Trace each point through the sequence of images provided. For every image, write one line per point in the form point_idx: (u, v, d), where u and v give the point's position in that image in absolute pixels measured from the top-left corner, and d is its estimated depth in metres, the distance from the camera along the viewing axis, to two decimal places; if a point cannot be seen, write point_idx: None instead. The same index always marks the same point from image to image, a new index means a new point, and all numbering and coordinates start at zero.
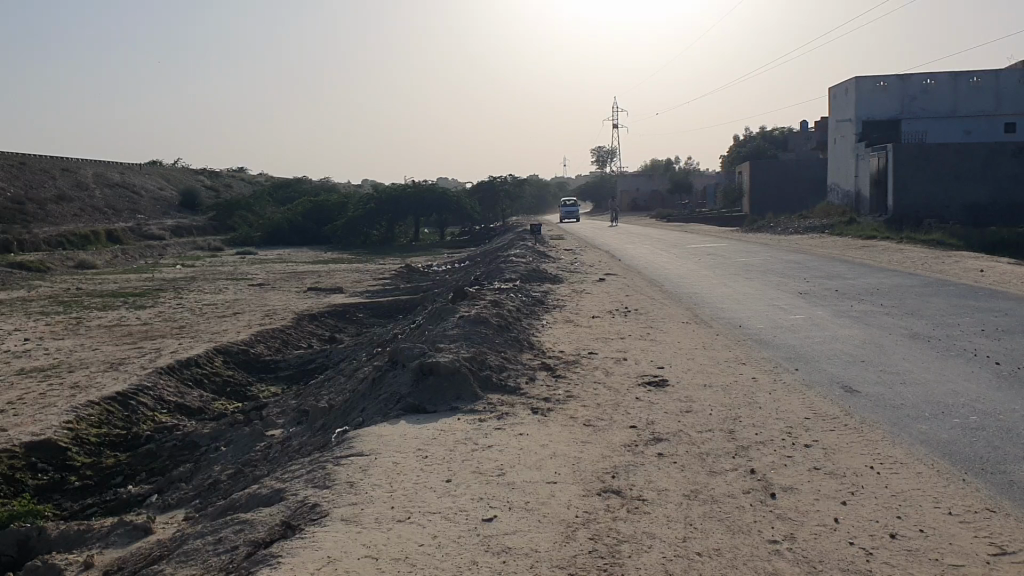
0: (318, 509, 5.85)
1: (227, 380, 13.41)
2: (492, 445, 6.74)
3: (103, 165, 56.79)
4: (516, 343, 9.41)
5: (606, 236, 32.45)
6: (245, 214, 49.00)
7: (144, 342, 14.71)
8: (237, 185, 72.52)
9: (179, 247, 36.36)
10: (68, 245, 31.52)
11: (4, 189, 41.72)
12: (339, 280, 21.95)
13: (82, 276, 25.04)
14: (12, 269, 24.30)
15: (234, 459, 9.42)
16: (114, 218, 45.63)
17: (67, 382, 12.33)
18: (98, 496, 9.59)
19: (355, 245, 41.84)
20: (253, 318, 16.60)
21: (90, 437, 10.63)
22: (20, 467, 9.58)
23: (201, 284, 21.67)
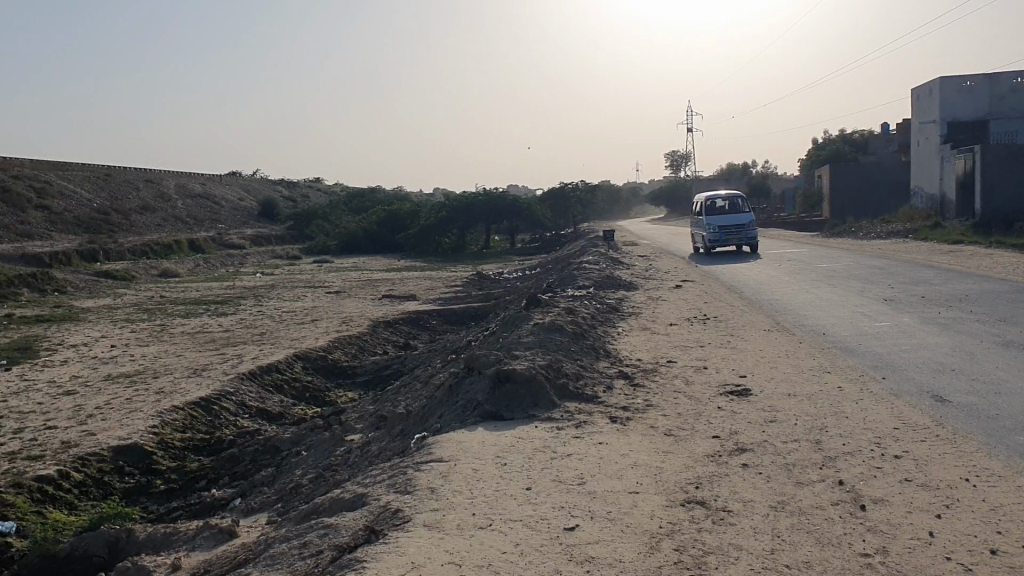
0: (400, 514, 5.93)
1: (306, 385, 13.64)
2: (572, 453, 6.71)
3: (185, 178, 58.33)
4: (593, 351, 9.34)
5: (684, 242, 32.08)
6: (322, 223, 49.90)
7: (225, 348, 15.04)
8: (314, 194, 74.04)
9: (259, 255, 37.16)
10: (152, 254, 32.44)
11: (92, 201, 43.35)
12: (413, 287, 22.09)
13: (164, 284, 25.69)
14: (100, 279, 25.17)
15: (314, 464, 9.54)
16: (196, 228, 46.75)
17: (153, 388, 12.70)
18: (183, 499, 9.80)
19: (429, 251, 42.13)
20: (330, 325, 16.80)
21: (175, 442, 10.96)
22: (107, 471, 9.96)
23: (280, 291, 22.05)
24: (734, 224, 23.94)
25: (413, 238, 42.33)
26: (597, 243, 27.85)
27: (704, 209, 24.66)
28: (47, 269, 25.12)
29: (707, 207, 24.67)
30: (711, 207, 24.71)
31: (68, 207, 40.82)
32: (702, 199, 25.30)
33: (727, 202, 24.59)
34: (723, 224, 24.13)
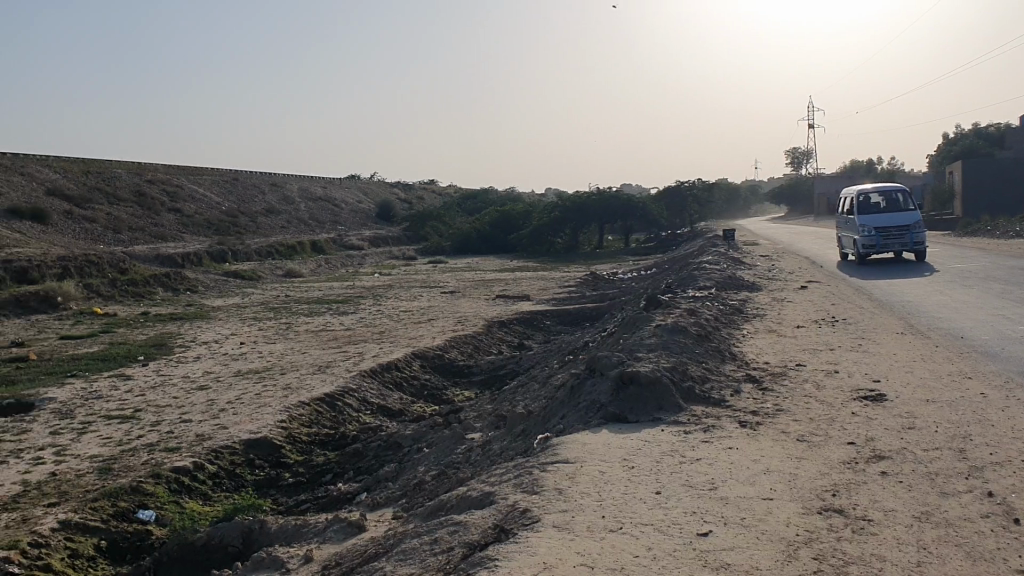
0: (529, 514, 5.97)
1: (425, 383, 13.89)
2: (701, 458, 6.62)
3: (306, 181, 60.26)
4: (718, 353, 9.20)
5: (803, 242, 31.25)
6: (436, 224, 50.73)
7: (347, 346, 15.47)
8: (428, 196, 75.32)
9: (377, 255, 38.06)
10: (277, 254, 33.61)
11: (221, 204, 45.26)
12: (528, 288, 22.21)
13: (288, 284, 26.60)
14: (228, 278, 26.25)
15: (437, 461, 9.69)
16: (317, 229, 48.21)
17: (279, 383, 13.16)
18: (310, 492, 10.09)
19: (541, 252, 42.36)
20: (446, 324, 17.06)
21: (302, 436, 11.33)
22: (239, 463, 10.38)
23: (399, 291, 22.51)
24: (896, 225, 19.83)
25: (526, 238, 42.64)
26: (715, 243, 27.39)
27: (857, 207, 20.65)
28: (181, 269, 26.36)
29: (860, 205, 20.63)
30: (864, 205, 20.72)
31: (198, 210, 42.75)
32: (854, 196, 21.24)
33: (884, 199, 20.56)
34: (882, 224, 20.02)
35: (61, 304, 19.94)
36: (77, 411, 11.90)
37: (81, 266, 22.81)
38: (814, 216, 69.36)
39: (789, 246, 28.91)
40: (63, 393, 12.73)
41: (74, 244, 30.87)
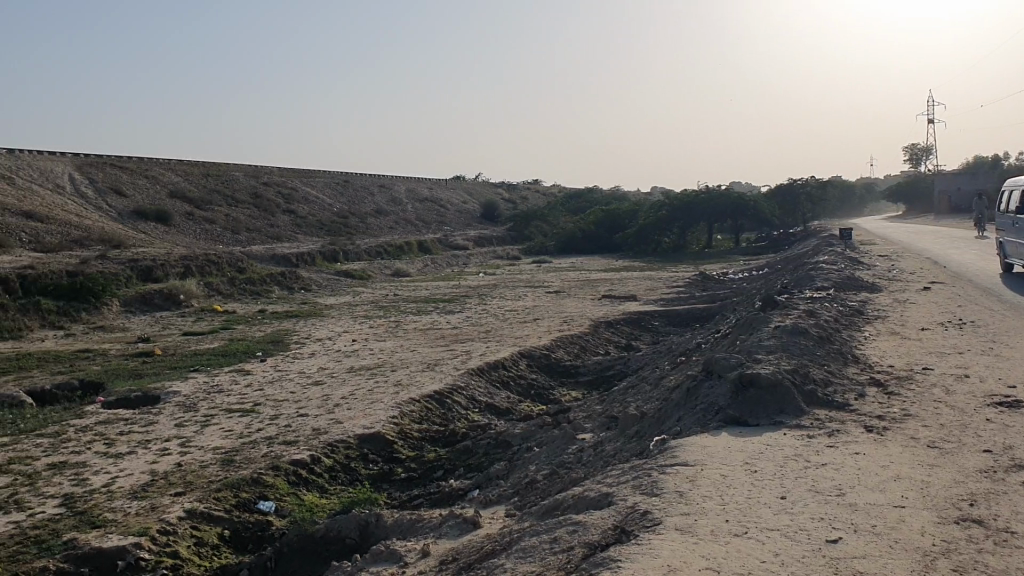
0: (650, 516, 5.92)
1: (532, 382, 13.95)
2: (826, 463, 6.45)
3: (412, 182, 61.38)
4: (840, 356, 8.96)
5: (922, 241, 30.10)
6: (540, 223, 50.91)
7: (455, 345, 15.67)
8: (531, 195, 75.66)
9: (482, 256, 38.43)
10: (385, 254, 34.31)
11: (331, 205, 46.50)
12: (634, 288, 22.08)
13: (397, 283, 27.14)
14: (339, 277, 26.96)
15: (548, 460, 9.71)
16: (423, 230, 49.02)
17: (391, 380, 13.43)
18: (422, 487, 10.22)
19: (647, 252, 42.06)
20: (553, 324, 17.11)
21: (413, 432, 11.52)
22: (353, 457, 10.62)
23: (505, 290, 22.70)
24: None
25: (631, 238, 42.44)
26: (830, 242, 26.65)
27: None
28: (295, 268, 27.20)
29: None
30: None
31: (309, 211, 44.03)
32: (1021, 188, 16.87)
33: None
34: None
35: (184, 302, 20.85)
36: (200, 404, 12.40)
37: (202, 265, 23.80)
38: (934, 215, 66.71)
39: (907, 246, 27.87)
40: (187, 386, 13.29)
41: (194, 244, 32.20)
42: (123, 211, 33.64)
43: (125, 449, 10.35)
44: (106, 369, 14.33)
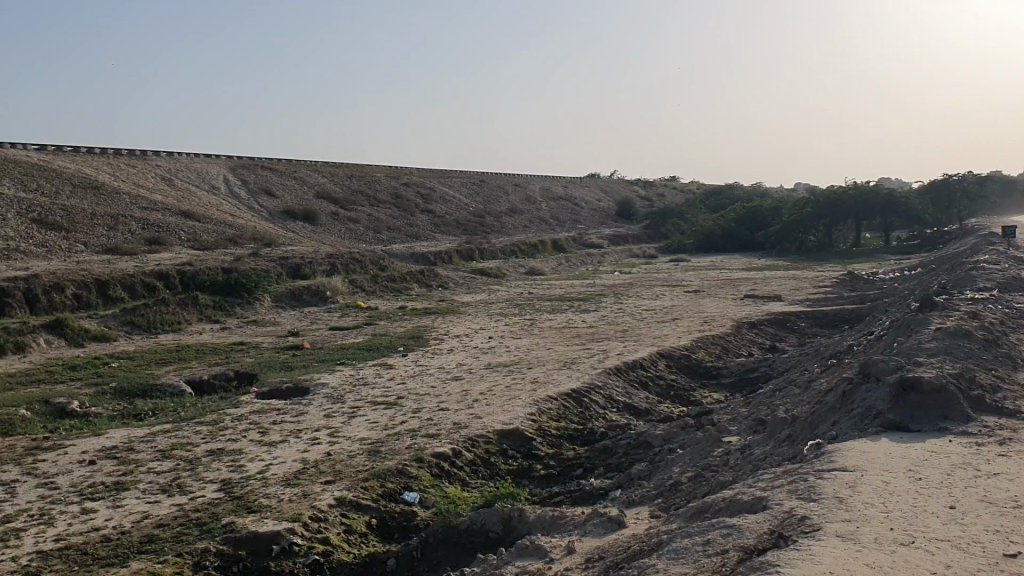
0: (808, 522, 5.75)
1: (672, 383, 13.78)
2: (999, 474, 6.12)
3: (546, 181, 61.83)
4: (1008, 361, 8.51)
5: None
6: (678, 221, 50.34)
7: (592, 343, 15.67)
8: (667, 192, 74.92)
9: (618, 254, 38.28)
10: (521, 252, 34.64)
11: (467, 205, 47.34)
12: (777, 287, 21.52)
13: (533, 282, 27.38)
14: (476, 276, 27.42)
15: (692, 462, 9.55)
16: (557, 228, 49.24)
17: (528, 377, 13.54)
18: (563, 484, 10.15)
19: (791, 251, 41.15)
20: (692, 324, 16.88)
21: (552, 430, 11.57)
22: (494, 452, 10.70)
23: (643, 289, 22.56)
24: None
25: (775, 238, 41.79)
26: (990, 240, 25.22)
27: None
28: (434, 266, 27.85)
29: None
30: None
31: (446, 210, 44.95)
32: None
33: None
34: None
35: (329, 298, 21.66)
36: (346, 397, 12.80)
37: (346, 263, 24.69)
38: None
39: None
40: (333, 379, 13.76)
41: (338, 242, 33.41)
42: (272, 211, 35.24)
43: (277, 438, 10.70)
44: (258, 361, 15.02)
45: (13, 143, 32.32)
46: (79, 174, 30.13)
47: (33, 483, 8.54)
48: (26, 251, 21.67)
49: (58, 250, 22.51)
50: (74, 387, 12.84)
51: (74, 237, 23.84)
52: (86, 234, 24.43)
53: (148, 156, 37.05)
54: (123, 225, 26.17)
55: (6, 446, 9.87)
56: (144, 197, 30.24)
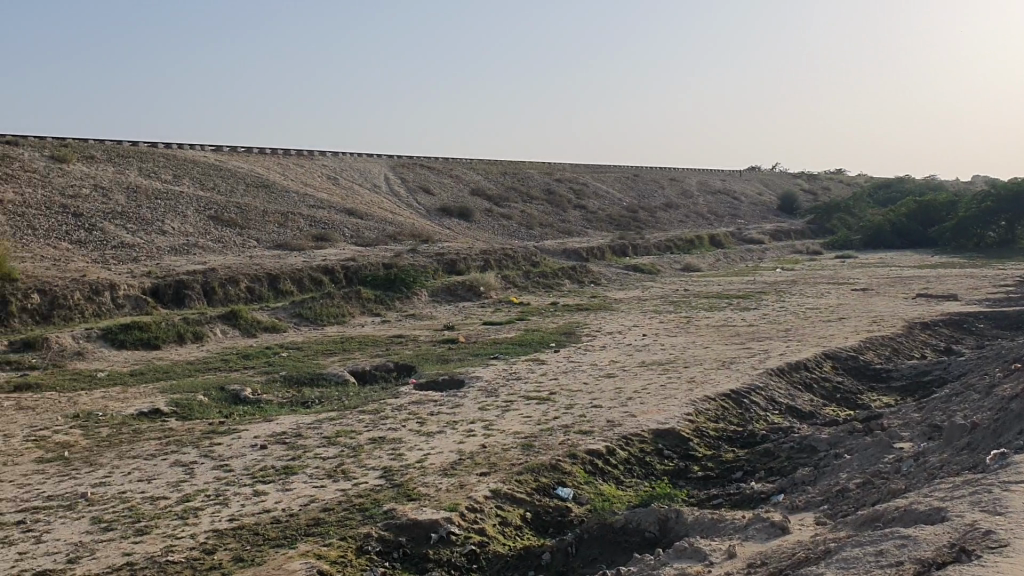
0: (995, 537, 5.38)
1: (837, 386, 13.24)
2: None
3: (701, 175, 60.68)
4: None
5: None
6: (844, 216, 48.35)
7: (751, 342, 15.26)
8: (831, 185, 72.09)
9: (778, 251, 37.14)
10: (677, 248, 34.17)
11: (622, 200, 47.12)
12: (953, 286, 20.31)
13: (689, 278, 26.96)
14: (631, 272, 27.24)
15: (861, 469, 9.13)
16: (714, 222, 48.25)
17: (684, 376, 13.33)
18: (721, 487, 9.89)
19: (968, 248, 38.89)
20: (859, 324, 16.17)
21: (710, 431, 11.33)
22: (650, 451, 10.57)
23: (805, 287, 21.80)
24: None
25: (949, 234, 39.71)
26: None
27: None
28: (588, 262, 27.87)
29: None
30: None
31: (600, 205, 44.88)
32: None
33: None
34: None
35: (484, 293, 22.04)
36: (501, 391, 12.98)
37: (501, 259, 25.09)
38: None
39: None
40: (488, 373, 13.99)
41: (492, 238, 33.96)
42: (429, 208, 36.19)
43: (435, 428, 10.97)
44: (417, 354, 15.47)
45: (193, 146, 34.57)
46: (252, 174, 31.91)
47: (210, 465, 9.10)
48: (205, 246, 23.15)
49: (233, 245, 23.93)
50: (247, 375, 13.61)
51: (247, 233, 25.28)
52: (258, 230, 25.85)
53: (314, 156, 38.82)
54: (291, 222, 27.53)
55: (187, 429, 10.58)
56: (310, 195, 31.69)
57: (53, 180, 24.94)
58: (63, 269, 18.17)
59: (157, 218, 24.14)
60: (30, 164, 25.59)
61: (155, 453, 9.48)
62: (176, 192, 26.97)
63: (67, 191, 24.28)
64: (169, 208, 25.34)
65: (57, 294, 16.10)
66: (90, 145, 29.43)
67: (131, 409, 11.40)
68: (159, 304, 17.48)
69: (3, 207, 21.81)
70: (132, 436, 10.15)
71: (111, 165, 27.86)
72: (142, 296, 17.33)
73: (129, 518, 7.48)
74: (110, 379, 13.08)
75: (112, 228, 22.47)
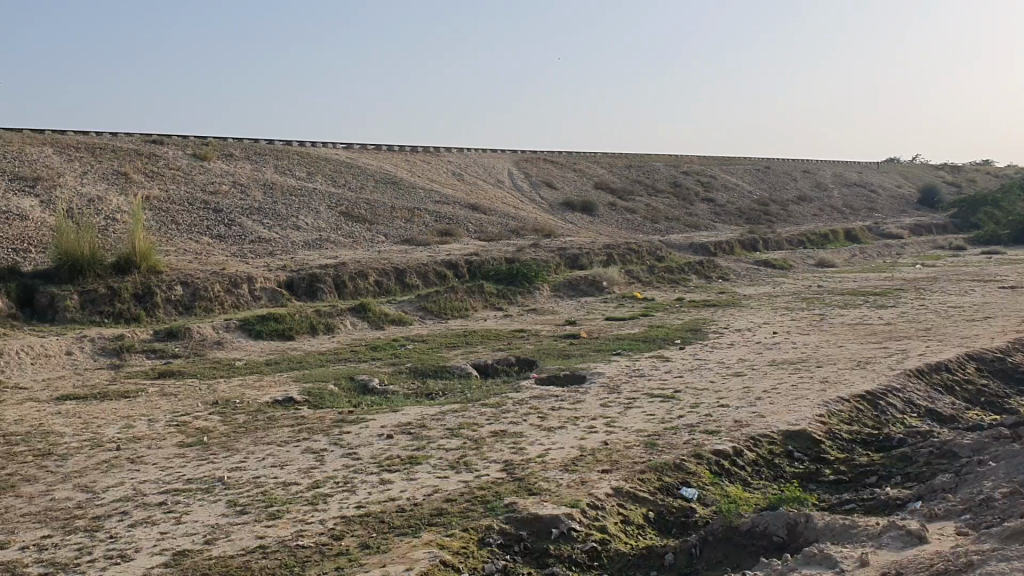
0: None
1: (982, 389, 12.52)
2: None
3: (835, 167, 58.56)
4: None
5: None
6: (992, 209, 45.68)
7: (888, 342, 14.60)
8: (978, 177, 68.32)
9: (918, 246, 35.43)
10: (809, 243, 33.07)
11: (751, 194, 45.96)
12: None
13: (822, 274, 26.04)
14: (760, 268, 26.53)
15: (1008, 478, 8.58)
16: (849, 216, 46.47)
17: (816, 376, 12.88)
18: (855, 492, 9.47)
19: None
20: (1009, 323, 15.24)
21: (843, 433, 10.90)
22: (778, 453, 10.25)
23: (949, 284, 20.71)
24: None
25: None
26: None
27: None
28: (715, 257, 27.32)
29: None
30: None
31: (729, 199, 43.91)
32: None
33: None
34: None
35: (607, 288, 21.89)
36: (624, 387, 12.85)
37: (625, 253, 24.89)
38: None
39: None
40: (612, 369, 13.89)
41: (616, 232, 33.72)
42: (553, 202, 36.24)
43: (557, 424, 10.95)
44: (540, 348, 15.50)
45: (326, 143, 35.73)
46: (380, 170, 32.71)
47: (339, 453, 9.36)
48: (336, 241, 23.87)
49: (362, 240, 24.58)
50: (375, 366, 13.95)
51: (376, 228, 25.93)
52: (385, 225, 26.47)
53: (440, 152, 39.48)
54: (418, 217, 28.07)
55: (318, 417, 10.91)
56: (437, 190, 32.24)
57: (196, 178, 26.22)
58: (205, 262, 19.08)
59: (291, 214, 25.06)
60: (176, 162, 26.99)
61: (287, 440, 9.83)
62: (308, 189, 27.91)
63: (208, 188, 25.48)
64: (302, 204, 26.26)
65: (198, 286, 16.91)
66: (229, 144, 30.80)
67: (266, 397, 11.86)
68: (292, 297, 18.12)
69: (150, 203, 23.07)
70: (266, 423, 10.55)
71: (249, 163, 29.10)
72: (276, 289, 18.01)
73: (263, 503, 7.77)
74: (246, 368, 13.65)
75: (249, 223, 23.45)
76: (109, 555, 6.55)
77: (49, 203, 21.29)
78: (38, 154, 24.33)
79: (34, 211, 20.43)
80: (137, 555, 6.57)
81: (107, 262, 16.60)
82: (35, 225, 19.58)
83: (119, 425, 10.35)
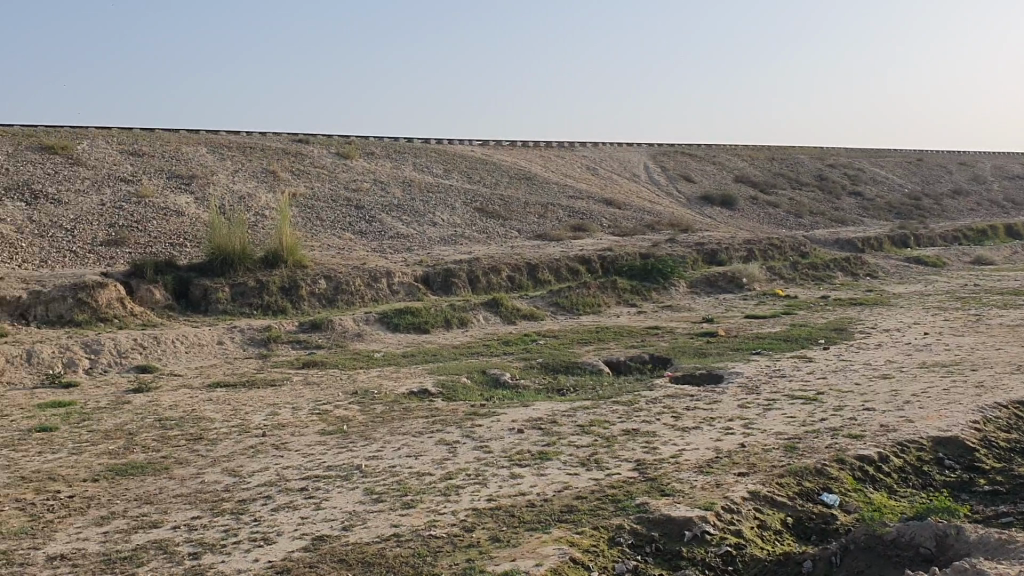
0: None
1: None
2: None
3: (996, 159, 55.11)
4: None
5: None
6: None
7: None
8: None
9: None
10: (965, 240, 31.25)
11: (902, 187, 43.84)
12: None
13: (980, 273, 24.57)
14: (911, 265, 25.27)
15: None
16: (1011, 210, 43.67)
17: (971, 380, 12.16)
18: (1013, 504, 8.81)
19: None
20: None
21: (999, 442, 10.23)
22: (928, 460, 9.71)
23: None
24: None
25: None
26: None
27: None
28: (862, 253, 26.21)
29: None
30: None
31: (878, 192, 42.05)
32: None
33: None
34: None
35: (745, 286, 21.34)
36: (763, 388, 12.49)
37: (765, 249, 24.20)
38: None
39: None
40: (749, 368, 13.53)
41: (756, 227, 32.82)
42: (690, 197, 35.63)
43: (692, 424, 10.74)
44: (675, 346, 15.27)
45: (463, 140, 36.32)
46: (515, 167, 32.99)
47: (471, 445, 9.49)
48: (471, 236, 24.22)
49: (497, 235, 24.85)
50: (509, 361, 14.08)
51: (511, 224, 26.18)
52: (520, 221, 26.67)
53: (576, 147, 39.47)
54: (553, 213, 28.15)
55: (451, 410, 11.10)
56: (571, 186, 32.24)
57: (339, 175, 27.15)
58: (346, 257, 19.73)
59: (429, 210, 25.61)
60: (320, 161, 28.02)
61: (422, 431, 10.04)
62: (445, 185, 28.44)
63: (350, 185, 26.35)
64: (439, 200, 26.80)
65: (340, 280, 17.50)
66: (370, 142, 31.74)
67: (403, 388, 12.15)
68: (429, 291, 18.52)
69: (296, 200, 24.05)
70: (402, 414, 10.82)
71: (389, 160, 29.92)
72: (413, 283, 18.43)
73: (397, 491, 7.96)
74: (385, 360, 14.03)
75: (388, 219, 24.10)
76: (253, 537, 6.86)
77: (203, 200, 22.51)
78: (195, 153, 25.75)
79: (190, 208, 21.65)
80: (280, 538, 6.85)
81: (256, 256, 17.39)
82: (192, 221, 20.74)
83: (265, 412, 10.84)
